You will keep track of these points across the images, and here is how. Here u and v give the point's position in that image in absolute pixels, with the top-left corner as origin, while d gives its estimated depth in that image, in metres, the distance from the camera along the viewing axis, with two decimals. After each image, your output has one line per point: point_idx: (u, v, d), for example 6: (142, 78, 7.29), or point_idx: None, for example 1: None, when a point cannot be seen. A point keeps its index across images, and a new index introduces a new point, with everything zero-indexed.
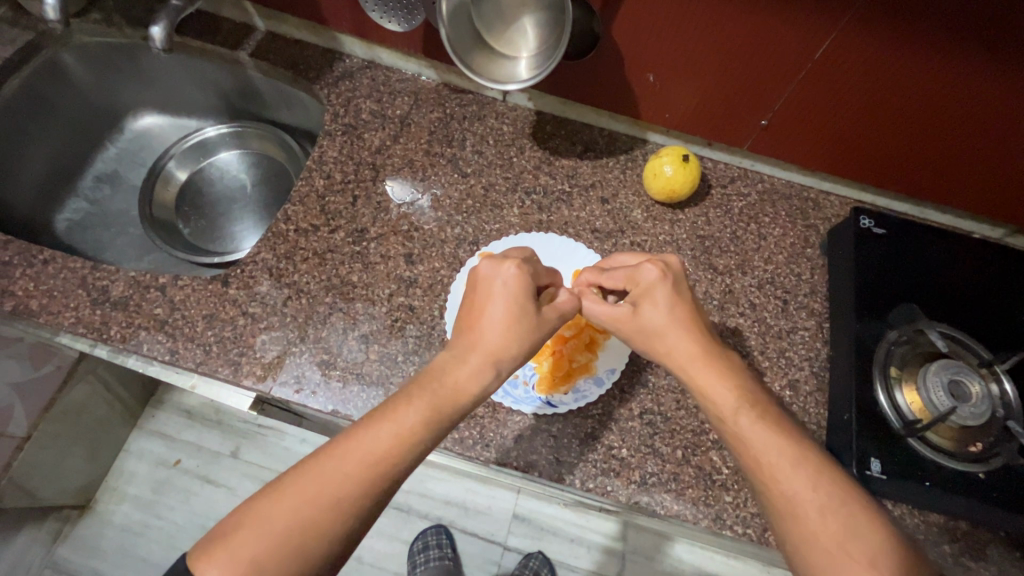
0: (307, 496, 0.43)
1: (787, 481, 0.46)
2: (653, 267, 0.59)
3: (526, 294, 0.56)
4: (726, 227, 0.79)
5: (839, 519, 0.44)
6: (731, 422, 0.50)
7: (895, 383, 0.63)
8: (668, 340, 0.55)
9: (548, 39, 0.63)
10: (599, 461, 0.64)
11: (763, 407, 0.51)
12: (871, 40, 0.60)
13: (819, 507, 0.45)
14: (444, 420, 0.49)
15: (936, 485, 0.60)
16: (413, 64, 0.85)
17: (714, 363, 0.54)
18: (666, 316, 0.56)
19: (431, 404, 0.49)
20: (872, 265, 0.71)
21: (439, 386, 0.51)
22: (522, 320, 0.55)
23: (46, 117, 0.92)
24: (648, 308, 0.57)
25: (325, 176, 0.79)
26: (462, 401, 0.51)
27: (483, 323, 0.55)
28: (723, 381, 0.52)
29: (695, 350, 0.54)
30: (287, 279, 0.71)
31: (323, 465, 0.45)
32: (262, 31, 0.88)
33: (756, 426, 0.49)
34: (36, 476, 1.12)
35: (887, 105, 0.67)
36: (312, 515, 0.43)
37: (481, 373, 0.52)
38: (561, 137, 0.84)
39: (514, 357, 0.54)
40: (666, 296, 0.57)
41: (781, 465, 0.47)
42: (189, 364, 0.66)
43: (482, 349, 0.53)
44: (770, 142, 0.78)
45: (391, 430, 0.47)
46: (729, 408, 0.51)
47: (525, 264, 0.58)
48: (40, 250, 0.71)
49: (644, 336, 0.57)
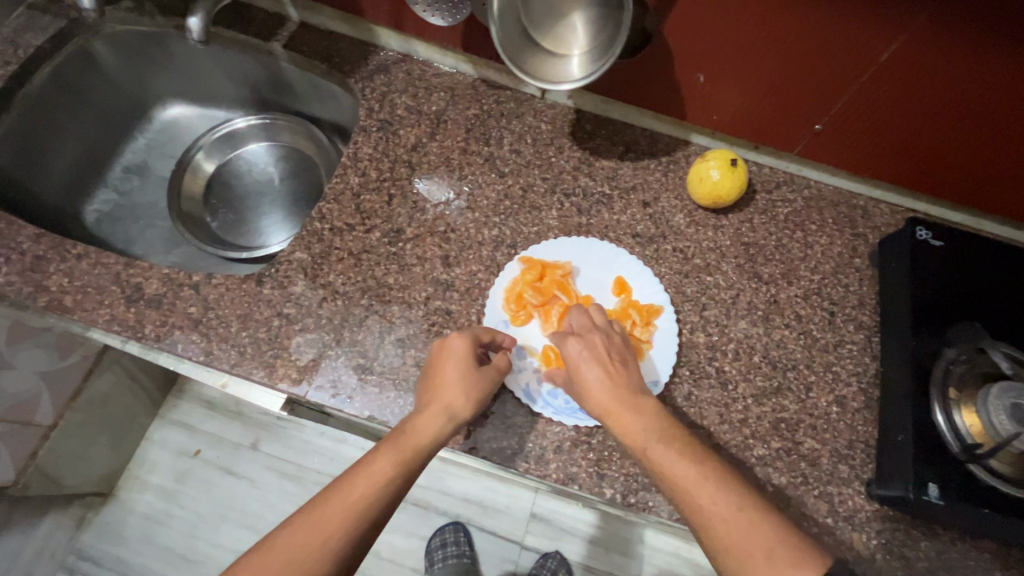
0: (299, 542, 0.48)
1: (702, 500, 0.51)
2: (579, 341, 0.61)
3: (470, 356, 0.61)
4: (771, 234, 0.77)
5: (740, 527, 0.49)
6: (648, 450, 0.54)
7: (953, 404, 0.60)
8: (594, 398, 0.58)
9: (599, 36, 0.61)
10: (640, 476, 0.63)
11: (669, 435, 0.56)
12: (945, 45, 0.57)
13: (729, 517, 0.50)
14: (411, 467, 0.54)
15: (996, 511, 0.57)
16: (450, 58, 0.83)
17: (629, 407, 0.57)
18: (595, 375, 0.59)
19: (400, 453, 0.54)
20: (931, 278, 0.67)
21: (405, 438, 0.55)
22: (471, 377, 0.60)
23: (76, 106, 0.90)
24: (580, 370, 0.59)
25: (359, 174, 0.77)
26: (428, 450, 0.56)
27: (443, 382, 0.59)
28: (639, 421, 0.56)
29: (611, 401, 0.57)
30: (322, 280, 0.70)
31: (310, 518, 0.49)
32: (294, 22, 0.86)
33: (667, 454, 0.54)
34: (61, 465, 1.12)
35: (943, 114, 0.64)
36: (300, 557, 0.47)
37: (440, 422, 0.57)
38: (602, 137, 0.81)
39: (469, 410, 0.59)
40: (591, 358, 0.60)
41: (690, 482, 0.52)
42: (223, 365, 0.65)
43: (444, 404, 0.58)
44: (821, 146, 0.75)
45: (366, 480, 0.52)
46: (640, 440, 0.55)
47: (468, 332, 0.62)
48: (74, 244, 0.70)
49: (581, 392, 0.59)
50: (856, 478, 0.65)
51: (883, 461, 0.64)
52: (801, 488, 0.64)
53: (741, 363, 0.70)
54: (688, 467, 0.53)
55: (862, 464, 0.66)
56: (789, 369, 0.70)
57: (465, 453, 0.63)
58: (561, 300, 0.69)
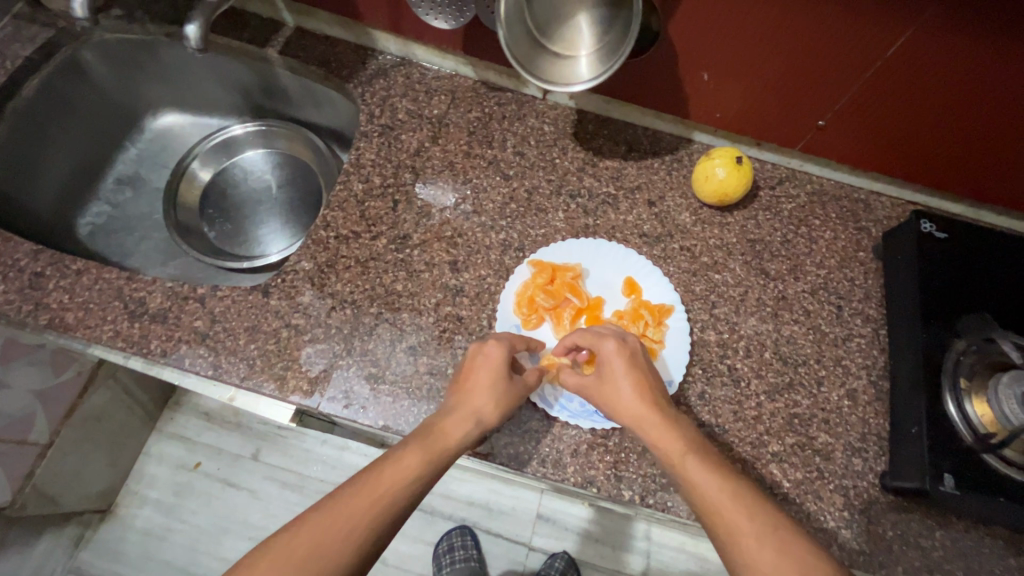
0: (323, 529, 0.46)
1: (730, 512, 0.49)
2: (615, 346, 0.61)
3: (503, 363, 0.61)
4: (776, 230, 0.77)
5: (772, 545, 0.47)
6: (681, 465, 0.53)
7: (965, 395, 0.61)
8: (624, 406, 0.58)
9: (605, 35, 0.60)
10: (657, 476, 0.63)
11: (707, 454, 0.54)
12: (950, 40, 0.57)
13: (760, 537, 0.48)
14: (436, 469, 0.53)
15: (1012, 499, 0.58)
16: (449, 61, 0.82)
17: (664, 420, 0.56)
18: (627, 382, 0.59)
19: (427, 452, 0.53)
20: (937, 270, 0.68)
21: (432, 440, 0.54)
22: (500, 383, 0.59)
23: (65, 117, 0.88)
24: (613, 374, 0.60)
25: (363, 181, 0.76)
26: (454, 454, 0.55)
27: (474, 388, 0.59)
28: (673, 434, 0.55)
29: (646, 411, 0.57)
30: (329, 289, 0.69)
31: (336, 506, 0.48)
32: (290, 27, 0.84)
33: (700, 469, 0.52)
34: (59, 484, 1.10)
35: (946, 107, 0.65)
36: (324, 547, 0.46)
37: (467, 427, 0.56)
38: (604, 137, 0.81)
39: (496, 417, 0.58)
40: (625, 366, 0.60)
41: (721, 496, 0.50)
42: (233, 379, 0.64)
43: (472, 409, 0.57)
44: (824, 141, 0.75)
45: (392, 476, 0.50)
46: (675, 454, 0.54)
47: (503, 339, 0.63)
48: (73, 260, 0.68)
49: (611, 400, 0.59)
50: (870, 471, 0.65)
51: (896, 453, 0.64)
52: (816, 483, 0.65)
53: (752, 360, 0.70)
54: (721, 484, 0.51)
55: (875, 456, 0.66)
56: (799, 365, 0.70)
57: (481, 460, 0.63)
58: (572, 303, 0.70)
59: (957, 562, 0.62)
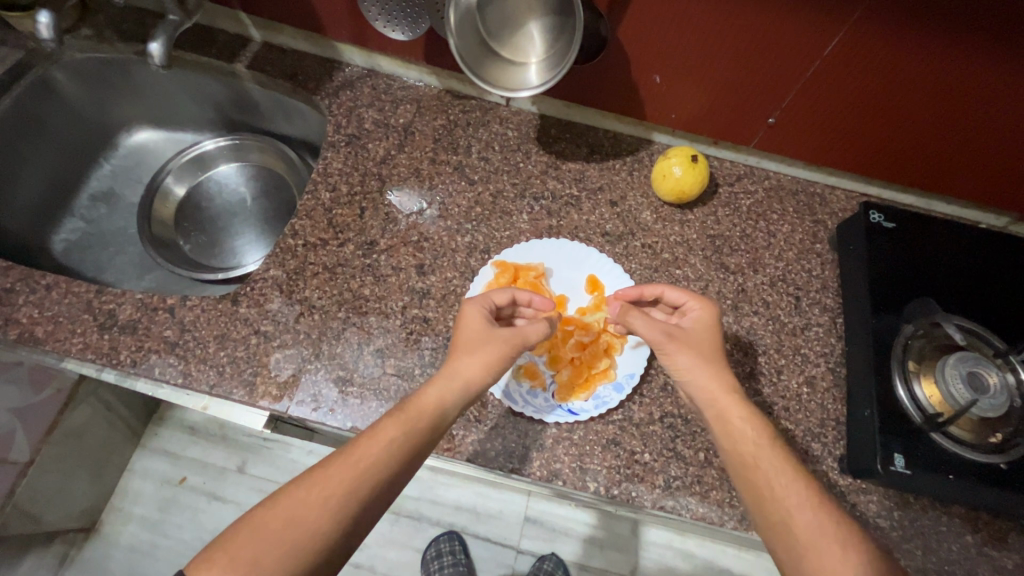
0: (301, 502, 0.47)
1: (787, 499, 0.51)
2: (707, 310, 0.64)
3: (485, 320, 0.63)
4: (735, 225, 0.79)
5: (835, 541, 0.47)
6: (752, 450, 0.54)
7: (913, 377, 0.64)
8: (695, 375, 0.59)
9: (556, 42, 0.63)
10: (622, 468, 0.64)
11: (773, 437, 0.56)
12: (880, 38, 0.61)
13: (817, 526, 0.49)
14: (418, 433, 0.53)
15: (960, 476, 0.60)
16: (414, 71, 0.84)
17: (734, 398, 0.58)
18: (711, 344, 0.62)
19: (405, 419, 0.54)
20: (885, 259, 0.71)
21: (412, 406, 0.55)
22: (478, 344, 0.60)
23: (38, 137, 0.90)
24: (694, 334, 0.62)
25: (331, 189, 0.77)
26: (436, 418, 0.55)
27: (456, 352, 0.60)
28: (743, 416, 0.56)
29: (717, 386, 0.58)
30: (297, 295, 0.70)
31: (314, 477, 0.49)
32: (258, 42, 0.87)
33: (766, 456, 0.54)
34: (41, 502, 1.09)
35: (890, 101, 0.68)
36: (301, 518, 0.46)
37: (447, 390, 0.57)
38: (566, 141, 0.83)
39: (480, 381, 0.59)
40: (709, 327, 0.63)
41: (760, 461, 0.53)
42: (202, 386, 0.65)
43: (455, 371, 0.58)
44: (778, 139, 0.78)
45: (370, 444, 0.51)
46: (744, 435, 0.55)
47: (482, 304, 0.64)
48: (43, 275, 0.70)
49: (686, 348, 0.60)
50: (829, 456, 0.67)
51: (853, 437, 0.66)
52: None
53: None
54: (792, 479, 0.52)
55: (834, 441, 0.68)
56: (759, 354, 0.72)
57: (448, 456, 0.64)
58: None
59: (916, 541, 0.64)
